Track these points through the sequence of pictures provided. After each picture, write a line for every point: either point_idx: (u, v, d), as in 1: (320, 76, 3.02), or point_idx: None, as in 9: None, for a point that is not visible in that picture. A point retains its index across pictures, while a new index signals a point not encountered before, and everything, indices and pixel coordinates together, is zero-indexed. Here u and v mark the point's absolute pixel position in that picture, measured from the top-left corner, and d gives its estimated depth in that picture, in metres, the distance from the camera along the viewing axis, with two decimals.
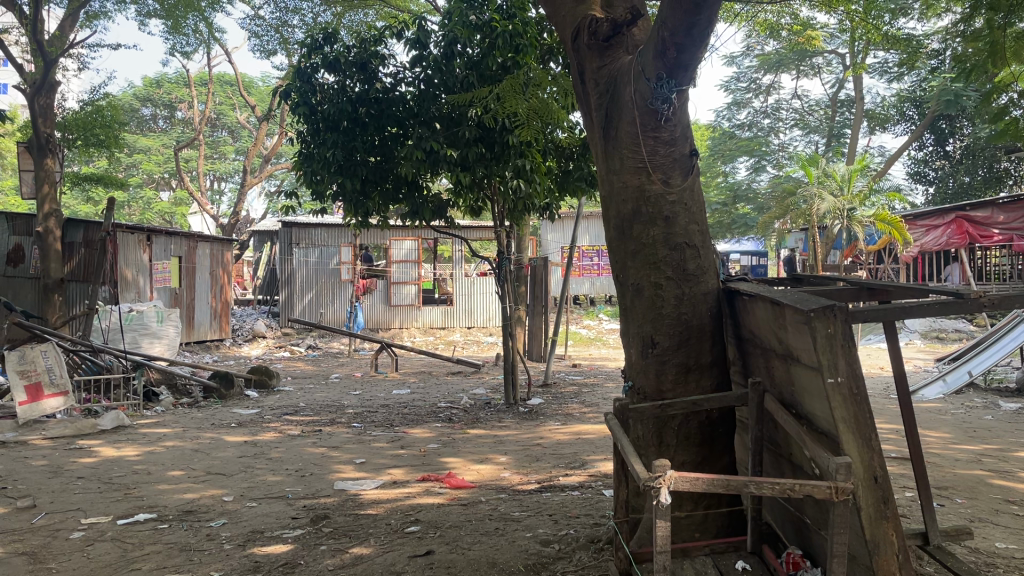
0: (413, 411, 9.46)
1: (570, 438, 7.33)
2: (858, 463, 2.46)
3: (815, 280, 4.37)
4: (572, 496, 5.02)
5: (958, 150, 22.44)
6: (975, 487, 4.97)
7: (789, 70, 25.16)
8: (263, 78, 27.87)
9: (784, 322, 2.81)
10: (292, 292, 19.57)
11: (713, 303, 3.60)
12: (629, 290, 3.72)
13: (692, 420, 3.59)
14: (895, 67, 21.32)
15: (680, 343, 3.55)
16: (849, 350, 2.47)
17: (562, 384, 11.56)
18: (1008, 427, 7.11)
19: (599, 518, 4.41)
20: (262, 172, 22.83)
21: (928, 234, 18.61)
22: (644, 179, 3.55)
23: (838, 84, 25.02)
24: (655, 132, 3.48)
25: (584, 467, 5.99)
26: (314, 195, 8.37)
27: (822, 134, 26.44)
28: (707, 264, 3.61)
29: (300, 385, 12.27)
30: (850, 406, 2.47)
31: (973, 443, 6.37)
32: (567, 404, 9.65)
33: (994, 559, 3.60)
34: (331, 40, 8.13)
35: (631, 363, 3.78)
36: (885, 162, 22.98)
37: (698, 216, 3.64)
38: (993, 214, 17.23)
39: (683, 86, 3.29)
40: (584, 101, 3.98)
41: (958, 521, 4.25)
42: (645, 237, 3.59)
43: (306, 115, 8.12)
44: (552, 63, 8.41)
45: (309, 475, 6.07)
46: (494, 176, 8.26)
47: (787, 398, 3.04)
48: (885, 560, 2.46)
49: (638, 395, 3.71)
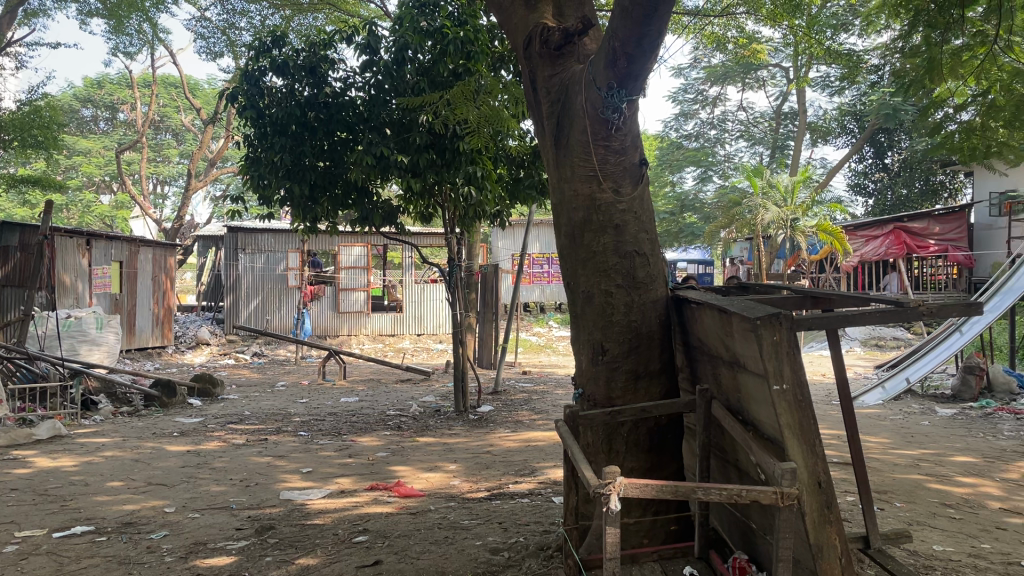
0: (361, 419, 9.35)
1: (519, 445, 7.34)
2: (801, 468, 2.51)
3: (759, 289, 4.45)
4: (522, 504, 5.02)
5: (897, 164, 23.15)
6: (913, 491, 5.08)
7: (735, 83, 25.63)
8: (208, 80, 27.34)
9: (731, 329, 2.87)
10: (238, 298, 19.26)
11: (662, 310, 3.65)
12: (579, 298, 3.74)
13: (641, 427, 3.63)
14: (835, 81, 21.92)
15: (630, 350, 3.59)
16: (794, 357, 2.52)
17: (511, 391, 11.54)
18: (943, 432, 7.33)
19: (548, 525, 4.41)
20: (207, 176, 22.28)
21: (867, 244, 19.06)
22: (595, 187, 3.59)
23: (781, 96, 25.59)
24: (606, 141, 3.50)
25: (532, 474, 5.99)
26: (261, 200, 8.20)
27: (766, 145, 27.01)
28: (656, 272, 3.66)
29: (245, 393, 12.01)
30: (794, 412, 2.51)
31: (910, 448, 6.55)
32: (517, 411, 9.65)
33: (933, 561, 3.69)
34: (280, 43, 8.04)
35: (582, 370, 3.80)
36: (826, 174, 23.59)
37: (648, 225, 3.69)
38: (930, 225, 18.30)
39: (633, 96, 3.32)
40: (536, 109, 3.99)
41: (897, 524, 4.34)
42: (595, 245, 3.62)
43: (254, 120, 7.99)
44: (504, 71, 8.43)
45: (254, 485, 5.95)
46: (445, 183, 8.20)
47: (733, 404, 3.10)
48: (828, 564, 2.50)
49: (588, 402, 3.73)
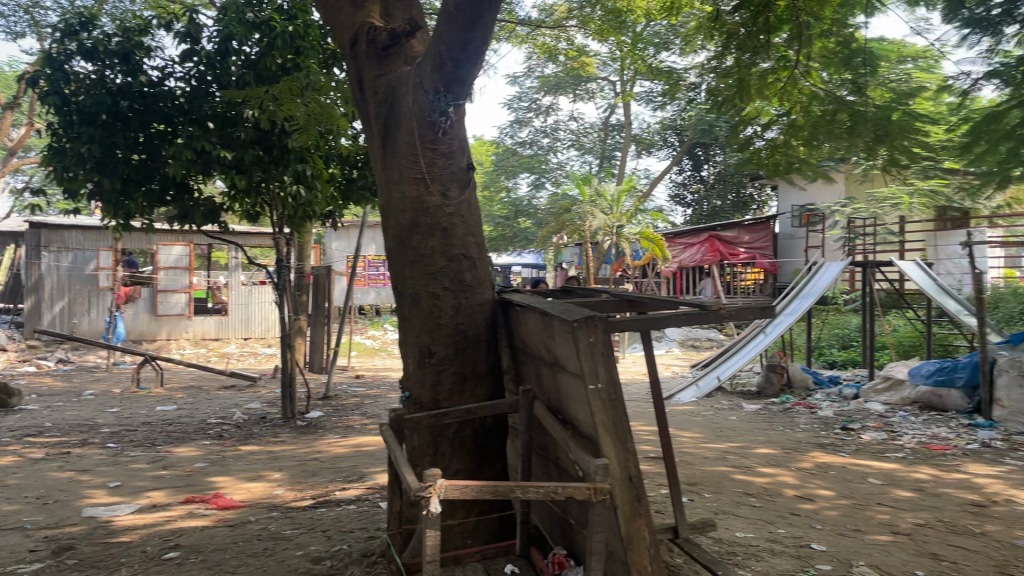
0: (179, 428, 8.82)
1: (348, 451, 7.19)
2: (615, 464, 2.62)
3: (581, 292, 4.61)
4: (347, 511, 4.92)
5: (711, 176, 24.72)
6: (720, 482, 5.42)
7: (567, 93, 26.47)
8: (8, 62, 24.93)
9: (552, 332, 2.94)
10: (40, 299, 17.63)
11: (488, 313, 3.70)
12: (406, 301, 3.70)
13: (466, 429, 3.65)
14: (659, 97, 23.13)
15: (456, 353, 3.60)
16: (608, 357, 2.62)
17: (342, 396, 11.28)
18: (748, 426, 7.89)
19: (373, 531, 4.35)
20: (5, 166, 20.25)
21: (686, 251, 20.51)
22: (423, 190, 3.58)
23: (609, 108, 26.68)
24: (433, 144, 3.52)
25: (360, 480, 5.87)
26: (65, 194, 7.56)
27: (595, 155, 28.05)
28: (482, 275, 3.70)
29: (47, 403, 11.01)
30: (608, 409, 2.61)
31: (719, 442, 7.00)
32: (347, 417, 9.46)
33: (734, 548, 3.95)
34: (89, 26, 7.46)
35: (407, 374, 3.76)
36: (649, 184, 24.86)
37: (475, 229, 3.72)
38: (740, 235, 19.94)
39: (460, 101, 3.36)
40: (362, 109, 3.91)
41: (705, 514, 4.61)
42: (423, 247, 3.61)
43: (57, 107, 7.36)
44: (334, 69, 8.24)
45: (52, 503, 5.46)
46: (272, 181, 7.91)
47: (554, 404, 3.19)
48: (639, 555, 2.61)
49: (414, 406, 3.70)
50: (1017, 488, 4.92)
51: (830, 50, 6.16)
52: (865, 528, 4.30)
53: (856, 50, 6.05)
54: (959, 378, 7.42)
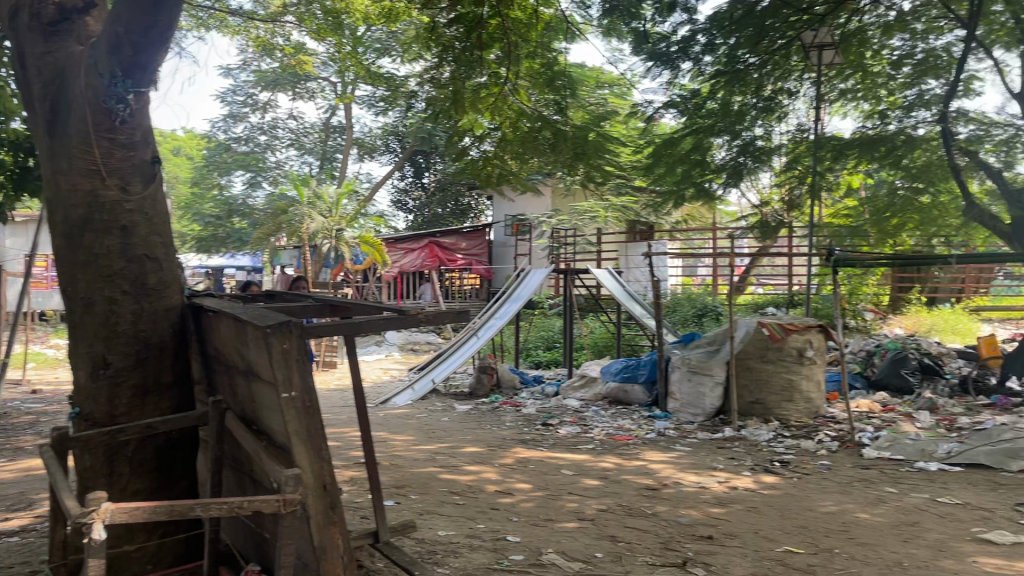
0: None
1: (15, 476, 6.31)
2: (307, 473, 2.56)
3: (284, 296, 4.46)
4: (6, 545, 4.30)
5: (432, 184, 25.37)
6: (426, 483, 5.50)
7: (286, 91, 25.58)
8: None
9: (244, 338, 2.80)
10: None
11: (177, 319, 3.45)
12: (77, 306, 3.31)
13: (148, 446, 3.37)
14: (381, 103, 23.14)
15: (137, 362, 3.31)
16: (302, 364, 2.54)
17: (10, 415, 9.86)
18: (458, 426, 8.13)
19: (37, 566, 3.85)
20: None
21: (404, 255, 20.04)
22: (98, 183, 3.24)
23: (331, 110, 26.14)
24: (111, 134, 3.23)
25: (29, 508, 5.18)
26: None
27: (315, 156, 26.87)
28: (170, 279, 3.45)
29: None
30: (301, 417, 2.54)
31: (428, 443, 7.12)
32: (16, 438, 8.28)
33: (434, 546, 4.05)
34: None
35: (78, 387, 3.36)
36: (370, 189, 24.79)
37: (160, 228, 3.45)
38: (458, 241, 20.69)
39: (141, 88, 3.21)
40: (22, 88, 3.44)
41: (409, 515, 4.66)
42: (98, 247, 3.26)
43: None
44: None
45: None
46: None
47: (247, 415, 3.04)
48: (331, 565, 2.57)
49: (85, 422, 3.32)
50: (683, 470, 5.59)
51: (536, 71, 6.45)
52: (555, 517, 4.62)
53: (558, 72, 6.39)
54: (641, 374, 8.27)
